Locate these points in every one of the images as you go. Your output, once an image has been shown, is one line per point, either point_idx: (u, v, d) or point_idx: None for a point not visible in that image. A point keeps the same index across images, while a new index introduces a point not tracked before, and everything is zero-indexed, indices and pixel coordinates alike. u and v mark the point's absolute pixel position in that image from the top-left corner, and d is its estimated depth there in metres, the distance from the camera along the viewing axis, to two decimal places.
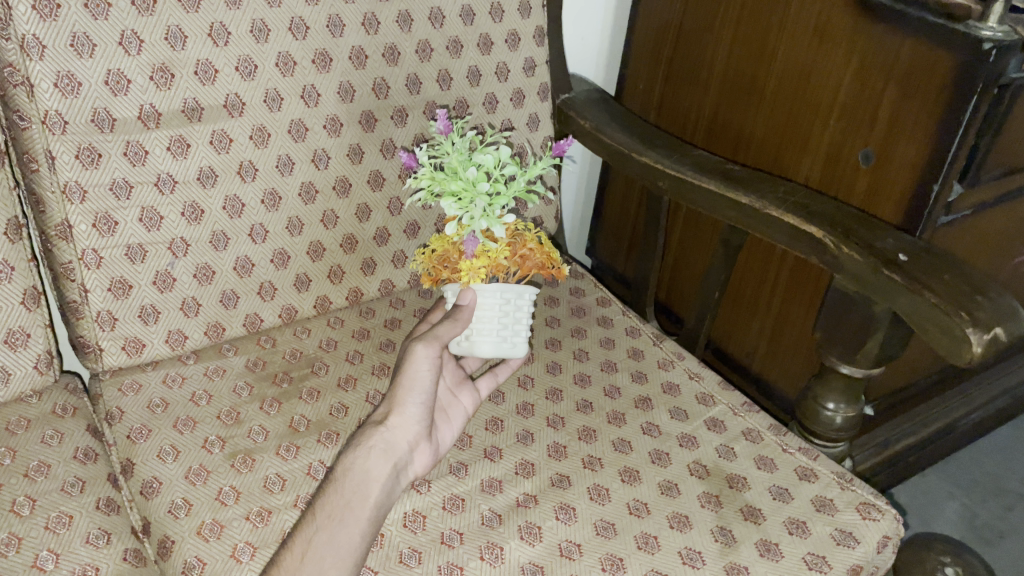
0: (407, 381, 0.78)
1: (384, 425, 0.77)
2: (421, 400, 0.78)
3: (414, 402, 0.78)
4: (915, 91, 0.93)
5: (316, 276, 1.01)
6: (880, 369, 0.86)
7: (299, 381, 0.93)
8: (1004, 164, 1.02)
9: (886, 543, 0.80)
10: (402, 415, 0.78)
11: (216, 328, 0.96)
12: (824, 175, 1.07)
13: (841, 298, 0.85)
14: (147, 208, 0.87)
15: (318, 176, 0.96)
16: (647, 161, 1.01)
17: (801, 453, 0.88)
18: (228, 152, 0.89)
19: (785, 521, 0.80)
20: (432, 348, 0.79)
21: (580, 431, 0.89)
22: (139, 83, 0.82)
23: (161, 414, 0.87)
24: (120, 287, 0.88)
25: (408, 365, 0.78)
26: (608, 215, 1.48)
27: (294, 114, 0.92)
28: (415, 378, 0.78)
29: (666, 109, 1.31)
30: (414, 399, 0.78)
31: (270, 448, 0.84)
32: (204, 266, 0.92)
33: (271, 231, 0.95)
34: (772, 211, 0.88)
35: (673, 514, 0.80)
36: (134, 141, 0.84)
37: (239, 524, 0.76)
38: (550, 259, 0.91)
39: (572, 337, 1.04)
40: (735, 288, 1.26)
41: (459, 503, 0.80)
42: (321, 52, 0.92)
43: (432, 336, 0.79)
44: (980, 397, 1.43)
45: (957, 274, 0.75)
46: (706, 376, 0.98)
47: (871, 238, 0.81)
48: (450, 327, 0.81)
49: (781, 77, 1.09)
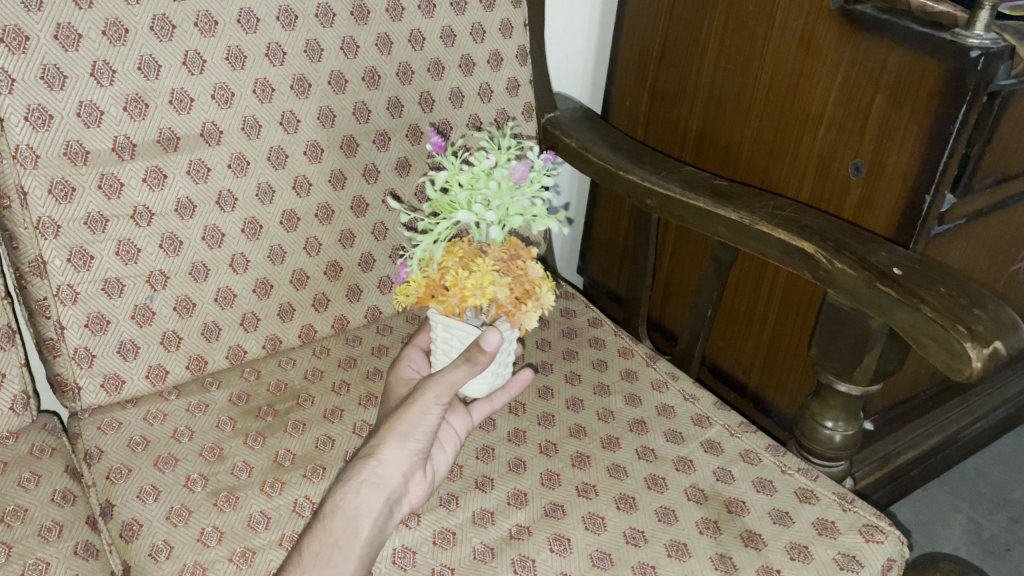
0: (408, 424, 0.74)
1: (376, 458, 0.74)
2: (422, 438, 0.75)
3: (414, 439, 0.74)
4: (904, 101, 0.91)
5: (300, 305, 0.99)
6: (878, 385, 0.85)
7: (284, 414, 0.90)
8: (996, 172, 1.00)
9: (891, 566, 0.77)
10: (400, 449, 0.74)
11: (198, 361, 0.93)
12: (815, 188, 1.06)
13: (835, 314, 0.83)
14: (123, 241, 0.85)
15: (299, 203, 0.94)
16: (634, 179, 0.99)
17: (801, 474, 0.86)
18: (206, 181, 0.88)
19: (786, 546, 0.77)
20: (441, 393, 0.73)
21: (573, 457, 0.87)
22: (113, 114, 0.80)
23: (141, 452, 0.84)
24: (98, 323, 0.86)
25: (411, 406, 0.73)
26: (598, 234, 1.47)
27: (273, 141, 0.91)
28: (420, 419, 0.74)
29: (653, 124, 1.30)
30: (417, 435, 0.74)
31: (254, 484, 0.81)
32: (184, 299, 0.90)
33: (252, 260, 0.93)
34: (762, 227, 0.86)
35: (671, 542, 0.77)
36: (108, 173, 0.82)
37: (223, 566, 0.73)
38: (477, 293, 0.77)
39: (563, 359, 1.02)
40: (729, 304, 1.24)
41: (450, 536, 0.77)
42: (299, 78, 0.90)
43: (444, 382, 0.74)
44: (981, 408, 1.41)
45: (954, 287, 0.74)
46: (702, 397, 0.96)
47: (865, 251, 0.79)
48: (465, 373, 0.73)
49: (767, 90, 1.08)
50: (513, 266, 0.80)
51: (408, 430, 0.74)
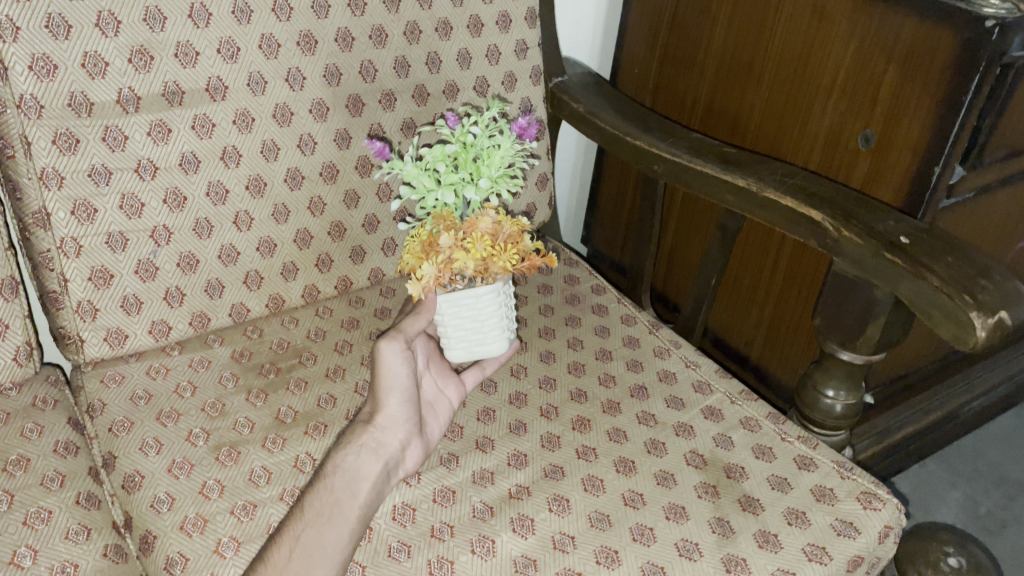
0: (385, 381, 0.78)
1: (372, 425, 0.78)
2: (402, 397, 0.78)
3: (396, 401, 0.78)
4: (916, 71, 0.90)
5: (304, 264, 0.98)
6: (881, 356, 0.84)
7: (287, 372, 0.91)
8: (1007, 146, 0.99)
9: (888, 534, 0.78)
10: (387, 415, 0.78)
11: (202, 319, 0.93)
12: (823, 160, 1.05)
13: (840, 284, 0.82)
14: (127, 195, 0.84)
15: (304, 161, 0.94)
16: (641, 145, 0.99)
17: (801, 442, 0.86)
18: (210, 137, 0.87)
19: (784, 511, 0.78)
20: (398, 342, 0.79)
21: (573, 421, 0.87)
22: (118, 66, 0.80)
23: (144, 406, 0.85)
24: (101, 277, 0.85)
25: (382, 365, 0.78)
26: (603, 204, 1.46)
27: (278, 98, 0.90)
28: (394, 378, 0.79)
29: (663, 93, 1.29)
30: (397, 397, 0.78)
31: (256, 440, 0.82)
32: (188, 255, 0.90)
33: (256, 218, 0.93)
34: (770, 194, 0.86)
35: (670, 505, 0.78)
36: (113, 126, 0.81)
37: (224, 518, 0.74)
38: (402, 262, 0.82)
39: (566, 325, 1.02)
40: (733, 275, 1.23)
41: (450, 495, 0.78)
42: (306, 34, 0.89)
43: (396, 331, 0.79)
44: (983, 385, 1.41)
45: (961, 256, 0.73)
46: (703, 364, 0.96)
47: (872, 220, 0.79)
48: (414, 320, 0.81)
49: (778, 60, 1.07)
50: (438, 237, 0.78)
51: (388, 391, 0.78)
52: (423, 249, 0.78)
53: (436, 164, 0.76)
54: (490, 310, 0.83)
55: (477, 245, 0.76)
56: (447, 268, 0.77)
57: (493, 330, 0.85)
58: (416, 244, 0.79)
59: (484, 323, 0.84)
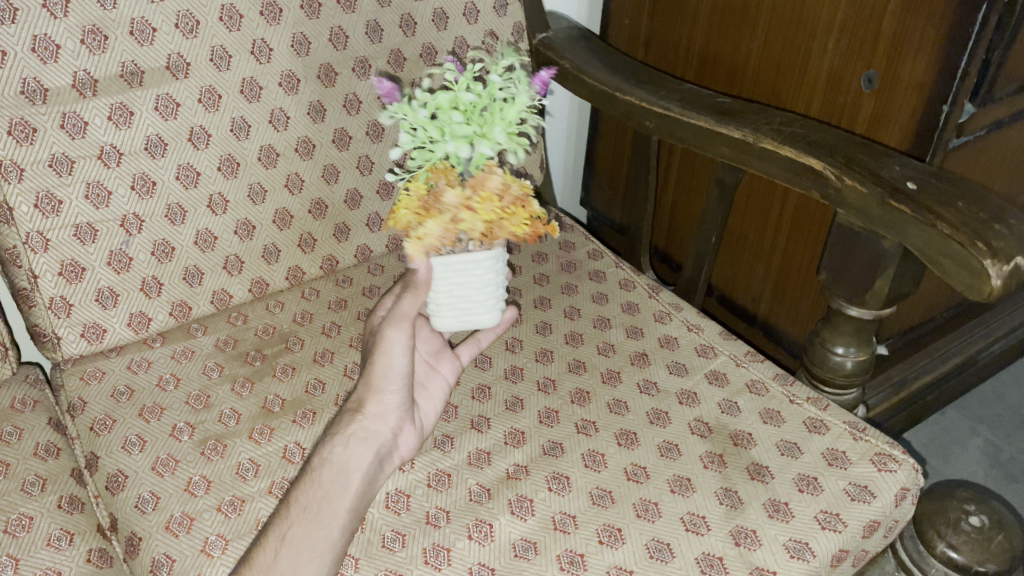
0: (380, 369, 0.72)
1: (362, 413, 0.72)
2: (398, 385, 0.72)
3: (392, 389, 0.72)
4: (920, 5, 0.84)
5: (286, 246, 0.94)
6: (891, 308, 0.80)
7: (273, 358, 0.87)
8: (1019, 79, 0.94)
9: (905, 496, 0.74)
10: (380, 403, 0.72)
11: (182, 307, 0.90)
12: (825, 104, 0.99)
13: (845, 235, 0.78)
14: (92, 184, 0.80)
15: (277, 138, 0.90)
16: (631, 100, 0.94)
17: (810, 404, 0.82)
18: (176, 118, 0.83)
19: (794, 478, 0.74)
20: (401, 332, 0.73)
21: (572, 394, 0.84)
22: (70, 48, 0.76)
23: (126, 402, 0.82)
24: (72, 270, 0.82)
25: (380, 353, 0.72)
26: (600, 164, 1.41)
27: (245, 72, 0.85)
28: (388, 365, 0.72)
29: (655, 45, 1.23)
30: (392, 386, 0.72)
31: (243, 431, 0.79)
32: (162, 243, 0.86)
33: (231, 200, 0.89)
34: (768, 144, 0.81)
35: (675, 477, 0.75)
36: (71, 112, 0.77)
37: (210, 516, 0.71)
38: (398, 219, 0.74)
39: (563, 293, 0.98)
40: (736, 229, 1.19)
41: (445, 478, 0.75)
42: (268, 3, 0.85)
43: (398, 317, 0.73)
44: (1001, 328, 1.36)
45: (972, 200, 0.69)
46: (706, 326, 0.92)
47: (877, 165, 0.74)
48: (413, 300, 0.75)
49: (774, 2, 1.01)
50: (437, 189, 0.72)
51: (383, 378, 0.72)
52: (422, 205, 0.72)
53: (450, 114, 0.69)
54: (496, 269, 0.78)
55: (486, 207, 0.71)
56: (453, 230, 0.71)
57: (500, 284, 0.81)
58: (414, 200, 0.73)
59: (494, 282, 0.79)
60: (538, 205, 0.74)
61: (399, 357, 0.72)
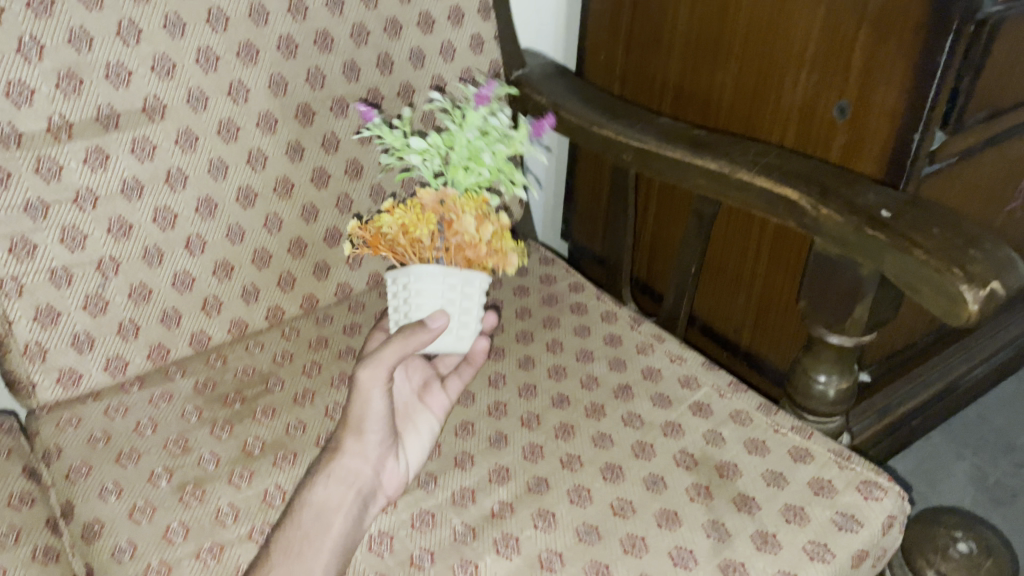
0: (358, 414, 0.69)
1: (342, 453, 0.71)
2: (378, 428, 0.70)
3: (372, 430, 0.70)
4: (888, 35, 0.86)
5: (265, 285, 0.94)
6: (871, 335, 0.81)
7: (253, 400, 0.86)
8: (988, 106, 0.95)
9: (892, 524, 0.74)
10: (360, 442, 0.70)
11: (160, 350, 0.89)
12: (800, 134, 1.00)
13: (823, 263, 0.78)
14: (68, 228, 0.80)
15: (255, 178, 0.89)
16: (608, 134, 0.95)
17: (795, 433, 0.82)
18: (153, 160, 0.83)
19: (781, 508, 0.74)
20: (380, 375, 0.66)
21: (556, 428, 0.83)
22: (45, 93, 0.75)
23: (102, 448, 0.80)
24: (48, 315, 0.81)
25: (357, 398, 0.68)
26: (580, 197, 1.42)
27: (222, 113, 0.86)
28: (367, 409, 0.69)
29: (631, 79, 1.24)
30: (372, 427, 0.70)
31: (222, 475, 0.77)
32: (139, 285, 0.85)
33: (209, 241, 0.88)
34: (744, 175, 0.82)
35: (661, 511, 0.74)
36: (46, 156, 0.77)
37: (189, 563, 0.69)
38: None
39: (545, 327, 0.97)
40: (716, 260, 1.19)
41: (429, 518, 0.73)
42: (245, 44, 0.85)
43: (376, 359, 0.66)
44: (982, 352, 1.37)
45: (947, 227, 0.70)
46: (689, 357, 0.92)
47: (851, 194, 0.75)
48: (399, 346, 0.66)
49: (746, 36, 1.03)
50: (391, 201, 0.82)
51: (360, 423, 0.70)
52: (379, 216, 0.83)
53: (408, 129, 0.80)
54: (447, 292, 0.77)
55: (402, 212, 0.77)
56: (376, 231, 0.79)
57: (462, 313, 0.79)
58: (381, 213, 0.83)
59: (448, 307, 0.78)
60: (467, 217, 0.75)
61: (387, 403, 0.69)
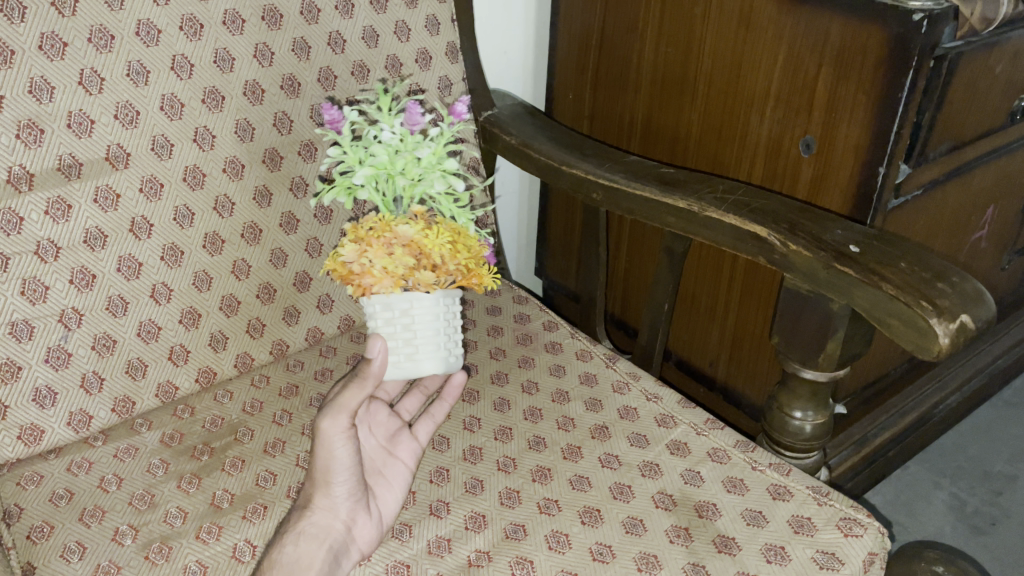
0: (323, 465, 0.70)
1: (311, 508, 0.71)
2: (345, 478, 0.71)
3: (338, 480, 0.71)
4: (849, 73, 0.87)
5: (233, 332, 0.92)
6: (845, 370, 0.81)
7: (221, 451, 0.84)
8: (950, 139, 0.97)
9: (873, 561, 0.73)
10: (328, 496, 0.71)
11: (126, 403, 0.87)
12: (766, 170, 1.01)
13: (794, 299, 0.78)
14: (29, 280, 0.78)
15: (223, 225, 0.88)
16: (577, 173, 0.95)
17: (773, 470, 0.81)
18: (116, 209, 0.81)
19: (762, 548, 0.73)
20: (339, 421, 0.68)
21: (533, 471, 0.82)
22: (4, 143, 0.74)
23: (65, 506, 0.77)
24: (8, 370, 0.79)
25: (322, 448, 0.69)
26: (552, 234, 1.42)
27: (187, 160, 0.85)
28: (332, 458, 0.70)
29: (599, 117, 1.25)
30: (338, 477, 0.71)
31: (189, 531, 0.75)
32: (103, 336, 0.84)
33: (176, 289, 0.87)
34: (712, 213, 0.82)
35: (641, 555, 0.73)
36: (5, 208, 0.75)
37: None
38: None
39: (519, 367, 0.97)
40: (689, 295, 1.19)
41: (404, 570, 0.72)
42: (211, 91, 0.84)
43: (337, 407, 0.69)
44: (955, 380, 1.38)
45: (914, 261, 0.70)
46: (665, 395, 0.91)
47: (819, 230, 0.75)
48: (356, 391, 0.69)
49: (710, 74, 1.04)
50: None
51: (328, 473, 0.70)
52: None
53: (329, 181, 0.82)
54: (385, 323, 0.78)
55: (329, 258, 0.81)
56: None
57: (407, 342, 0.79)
58: None
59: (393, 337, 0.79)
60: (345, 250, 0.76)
61: (351, 452, 0.70)
